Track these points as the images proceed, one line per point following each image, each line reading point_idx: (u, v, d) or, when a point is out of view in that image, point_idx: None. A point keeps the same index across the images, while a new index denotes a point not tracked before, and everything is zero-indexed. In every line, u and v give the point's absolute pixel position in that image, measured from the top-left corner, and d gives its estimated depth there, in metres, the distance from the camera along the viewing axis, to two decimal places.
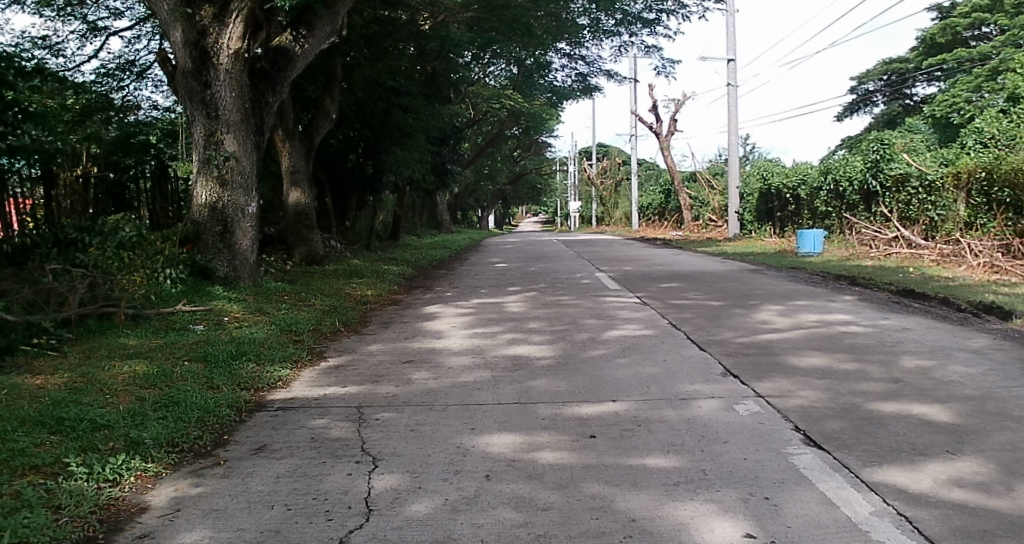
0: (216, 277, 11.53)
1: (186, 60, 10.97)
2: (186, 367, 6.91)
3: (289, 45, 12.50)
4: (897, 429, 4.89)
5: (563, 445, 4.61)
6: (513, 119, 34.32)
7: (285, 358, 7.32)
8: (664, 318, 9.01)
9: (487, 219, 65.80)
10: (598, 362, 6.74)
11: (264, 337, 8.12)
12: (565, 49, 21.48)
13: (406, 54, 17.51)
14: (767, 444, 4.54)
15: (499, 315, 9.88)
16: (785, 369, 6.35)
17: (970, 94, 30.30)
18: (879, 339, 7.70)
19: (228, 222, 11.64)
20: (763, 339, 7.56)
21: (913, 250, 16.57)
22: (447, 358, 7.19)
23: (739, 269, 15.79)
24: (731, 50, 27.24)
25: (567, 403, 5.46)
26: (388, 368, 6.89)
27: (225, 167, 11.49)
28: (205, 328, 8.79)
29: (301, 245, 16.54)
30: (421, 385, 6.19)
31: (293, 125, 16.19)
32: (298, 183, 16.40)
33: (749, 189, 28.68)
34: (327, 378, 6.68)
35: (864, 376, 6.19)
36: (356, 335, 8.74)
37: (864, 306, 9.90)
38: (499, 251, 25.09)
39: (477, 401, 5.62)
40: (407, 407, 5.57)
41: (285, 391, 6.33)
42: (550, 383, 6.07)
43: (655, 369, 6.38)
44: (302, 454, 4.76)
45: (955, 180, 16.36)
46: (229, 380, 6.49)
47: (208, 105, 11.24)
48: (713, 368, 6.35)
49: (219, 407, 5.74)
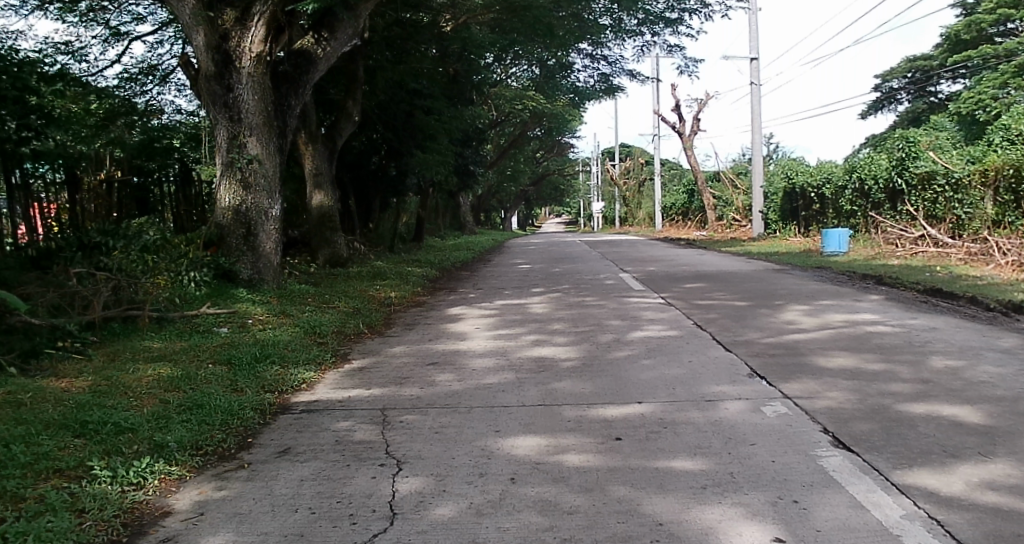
0: (240, 279, 11.60)
1: (209, 64, 11.08)
2: (210, 369, 6.96)
3: (311, 48, 12.51)
4: (927, 430, 4.78)
5: (588, 447, 4.56)
6: (535, 121, 34.28)
7: (308, 361, 7.33)
8: (689, 318, 8.92)
9: (509, 221, 65.84)
10: (623, 363, 6.67)
11: (287, 339, 8.14)
12: (586, 49, 21.42)
13: (427, 56, 17.55)
14: (797, 446, 4.45)
15: (522, 316, 9.84)
16: (812, 369, 6.24)
17: (997, 91, 29.81)
18: (907, 338, 7.55)
19: (251, 224, 11.70)
20: (789, 340, 7.44)
21: (940, 249, 16.30)
22: (469, 360, 7.16)
23: (763, 269, 15.62)
24: (754, 49, 27.03)
25: (591, 405, 5.40)
26: (411, 370, 6.87)
27: (248, 169, 11.56)
28: (229, 331, 8.85)
29: (324, 246, 16.62)
30: (444, 387, 6.16)
31: (315, 127, 16.26)
32: (321, 186, 16.47)
33: (773, 188, 28.42)
34: (351, 380, 6.67)
35: (893, 377, 6.08)
36: (379, 337, 8.74)
37: (891, 305, 9.74)
38: (522, 253, 25.06)
39: (501, 403, 5.57)
40: (431, 409, 5.54)
41: (309, 394, 6.33)
42: (573, 384, 6.01)
43: (680, 371, 6.30)
44: (325, 456, 4.75)
45: (982, 177, 16.07)
46: (252, 382, 6.52)
47: (232, 109, 11.34)
48: (739, 369, 6.26)
49: (242, 410, 5.76)
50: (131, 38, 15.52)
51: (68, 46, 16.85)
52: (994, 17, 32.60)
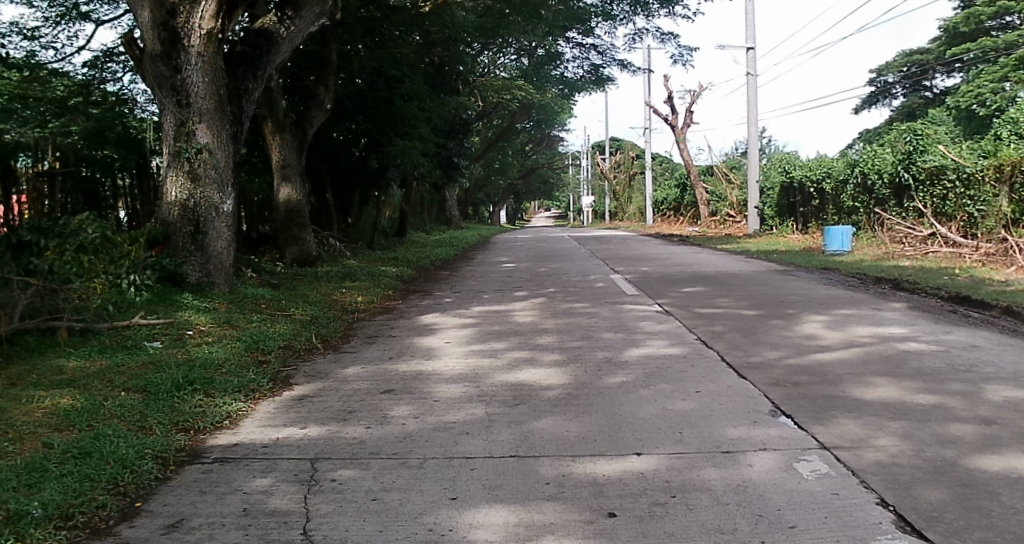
0: (187, 283, 10.35)
1: (154, 42, 9.86)
2: (118, 400, 5.77)
3: (274, 28, 11.32)
4: (1014, 503, 3.61)
5: (573, 529, 3.40)
6: (524, 111, 33.07)
7: (240, 387, 6.13)
8: (692, 332, 7.75)
9: (497, 215, 64.81)
10: (617, 394, 5.48)
11: (224, 357, 6.96)
12: (575, 37, 20.24)
13: (408, 41, 16.36)
14: (852, 532, 3.31)
15: (503, 326, 8.65)
16: (848, 405, 5.09)
17: (997, 84, 28.74)
18: (950, 360, 6.39)
19: (200, 221, 10.44)
20: (812, 361, 6.29)
21: (952, 249, 15.21)
22: (435, 386, 5.99)
23: (766, 270, 14.51)
24: (751, 38, 25.87)
25: (576, 457, 4.25)
26: (361, 401, 5.67)
27: (197, 160, 10.32)
28: (161, 346, 7.66)
29: (292, 244, 15.38)
30: (397, 427, 4.98)
31: (283, 115, 14.97)
32: (289, 178, 15.18)
33: (769, 183, 27.30)
34: (286, 414, 5.48)
35: (950, 415, 4.92)
36: (332, 354, 7.51)
37: (918, 316, 8.58)
38: (509, 249, 23.78)
39: (464, 453, 4.41)
40: (374, 461, 4.37)
41: (229, 434, 5.15)
42: (557, 425, 4.84)
43: (688, 406, 5.13)
44: (224, 537, 3.58)
45: (997, 172, 14.93)
46: (165, 418, 5.36)
47: (179, 92, 10.08)
48: (760, 405, 5.10)
49: (137, 460, 4.60)
50: (97, 23, 14.17)
51: (30, 31, 15.58)
52: (993, 10, 31.58)
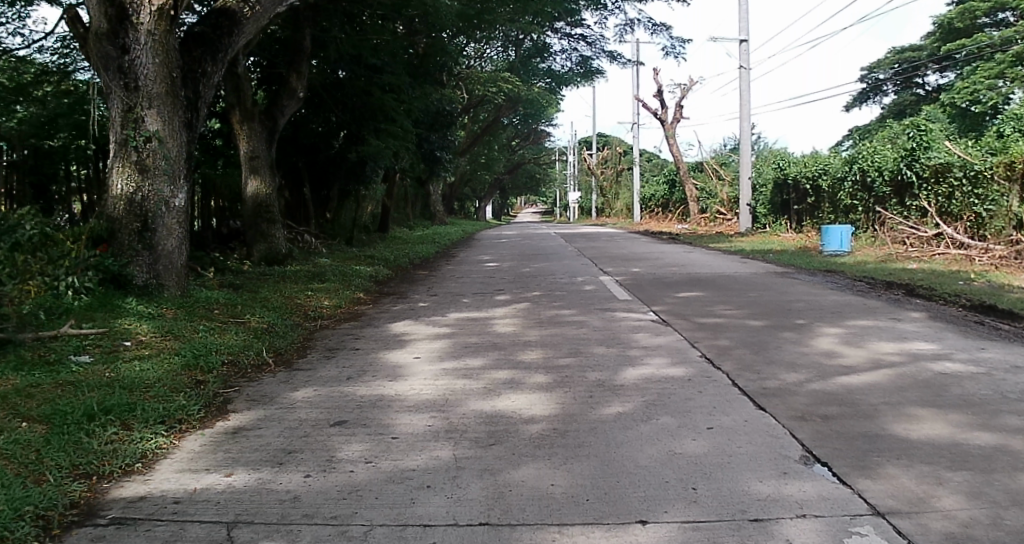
0: (133, 285, 9.30)
1: (100, 19, 8.85)
2: (14, 433, 4.75)
3: (236, 6, 10.07)
4: None
5: None
6: (510, 105, 32.06)
7: (163, 417, 5.17)
8: (694, 347, 6.85)
9: (482, 211, 63.83)
10: (612, 430, 4.57)
11: (155, 377, 5.98)
12: (563, 27, 19.28)
13: (387, 27, 15.26)
14: None
15: (482, 337, 7.72)
16: (893, 449, 4.18)
17: (992, 81, 28.04)
18: (996, 385, 5.50)
19: (149, 217, 9.39)
20: (837, 387, 5.39)
21: (961, 251, 14.35)
22: (396, 417, 5.04)
23: (763, 271, 13.66)
24: (744, 31, 25.00)
25: (564, 528, 3.33)
26: (303, 438, 4.72)
27: (145, 150, 9.28)
28: (89, 362, 6.64)
29: (259, 241, 14.34)
30: (345, 476, 4.03)
31: (252, 103, 13.93)
32: (257, 171, 14.15)
33: (761, 180, 26.47)
34: (213, 455, 4.52)
35: (1019, 462, 4.01)
36: (284, 373, 6.52)
37: (943, 329, 7.69)
38: (494, 247, 22.86)
39: (424, 518, 3.49)
40: (307, 529, 3.44)
41: (138, 483, 4.18)
42: (540, 476, 3.91)
43: (700, 448, 4.23)
44: None
45: (1007, 170, 14.07)
46: (63, 462, 4.35)
47: (127, 74, 9.06)
48: (786, 448, 4.20)
49: (13, 522, 3.59)
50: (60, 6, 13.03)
51: None
52: (988, 6, 30.91)
